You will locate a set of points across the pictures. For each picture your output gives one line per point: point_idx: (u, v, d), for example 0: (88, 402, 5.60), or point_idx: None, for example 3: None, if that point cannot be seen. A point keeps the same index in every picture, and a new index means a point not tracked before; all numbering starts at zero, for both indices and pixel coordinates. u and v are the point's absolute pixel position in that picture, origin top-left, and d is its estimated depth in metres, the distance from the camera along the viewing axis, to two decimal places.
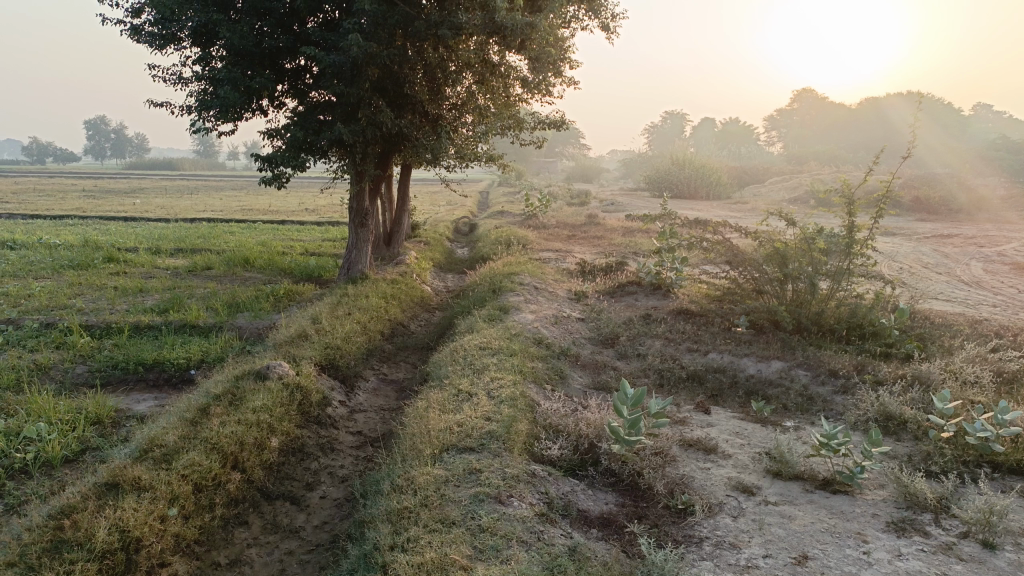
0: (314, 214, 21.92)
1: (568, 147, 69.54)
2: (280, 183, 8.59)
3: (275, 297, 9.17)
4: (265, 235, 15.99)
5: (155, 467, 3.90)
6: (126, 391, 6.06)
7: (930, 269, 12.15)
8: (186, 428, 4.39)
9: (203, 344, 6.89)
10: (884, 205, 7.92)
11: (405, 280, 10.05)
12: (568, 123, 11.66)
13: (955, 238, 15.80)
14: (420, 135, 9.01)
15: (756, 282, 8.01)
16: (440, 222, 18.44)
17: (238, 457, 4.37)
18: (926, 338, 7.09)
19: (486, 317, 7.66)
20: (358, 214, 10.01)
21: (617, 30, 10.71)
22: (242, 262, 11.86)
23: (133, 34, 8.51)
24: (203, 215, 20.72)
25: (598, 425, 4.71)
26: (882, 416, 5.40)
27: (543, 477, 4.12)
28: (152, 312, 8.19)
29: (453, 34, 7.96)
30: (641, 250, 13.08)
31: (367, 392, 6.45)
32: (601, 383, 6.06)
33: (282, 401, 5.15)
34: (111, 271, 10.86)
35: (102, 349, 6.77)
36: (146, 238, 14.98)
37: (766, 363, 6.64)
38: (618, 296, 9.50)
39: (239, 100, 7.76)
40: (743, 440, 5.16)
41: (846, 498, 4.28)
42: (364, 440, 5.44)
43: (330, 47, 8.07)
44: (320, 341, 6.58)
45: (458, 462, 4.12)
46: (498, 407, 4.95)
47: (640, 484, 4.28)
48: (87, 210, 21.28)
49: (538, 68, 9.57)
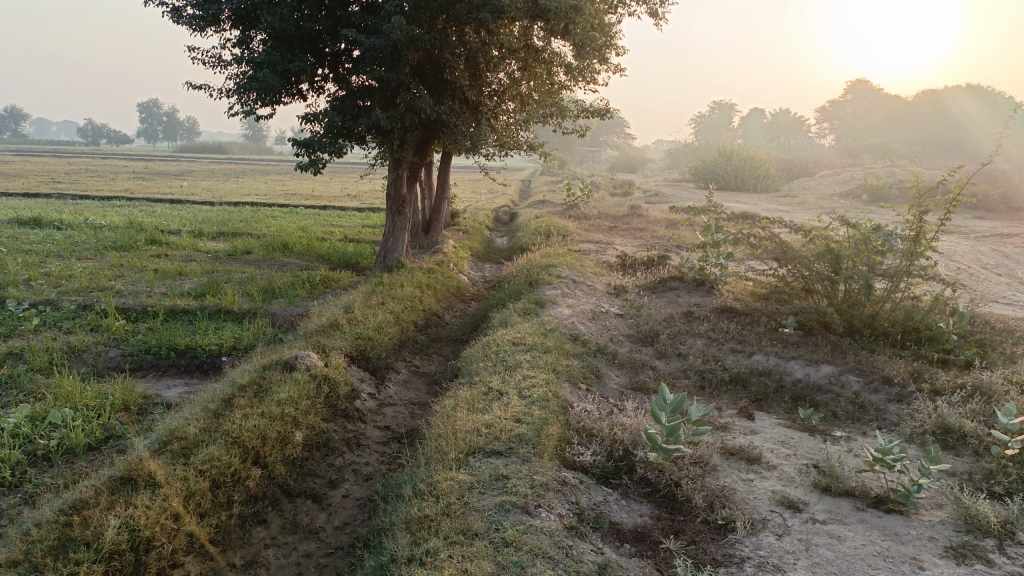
0: (355, 200, 21.91)
1: (612, 136, 68.80)
2: (317, 169, 8.40)
3: (311, 284, 9.08)
4: (305, 220, 15.98)
5: (172, 462, 3.80)
6: (157, 377, 5.99)
7: (990, 269, 11.57)
8: (208, 420, 4.27)
9: (236, 330, 6.81)
10: (952, 205, 7.50)
11: (442, 270, 9.90)
12: (612, 111, 11.33)
13: (1016, 237, 15.10)
14: (460, 122, 8.77)
15: (806, 281, 7.65)
16: (480, 210, 18.27)
17: (259, 451, 4.25)
18: (987, 344, 6.70)
19: (521, 310, 7.44)
20: (395, 201, 9.86)
21: (666, 16, 10.36)
22: (281, 247, 11.82)
23: (175, 16, 8.46)
24: (246, 199, 20.83)
25: (635, 430, 4.47)
26: (939, 429, 5.05)
27: (574, 485, 3.90)
28: (188, 296, 8.14)
29: (495, 17, 7.71)
30: (685, 243, 12.72)
31: (398, 385, 6.29)
32: (639, 384, 5.81)
33: (309, 394, 5.00)
34: (153, 253, 10.88)
35: (136, 333, 6.71)
36: (190, 220, 15.04)
37: (814, 367, 6.32)
38: (659, 292, 9.19)
39: (277, 83, 7.64)
40: (789, 450, 4.88)
41: (900, 519, 3.98)
42: (391, 435, 5.28)
43: (370, 30, 7.90)
44: (351, 331, 6.43)
45: (484, 468, 3.93)
46: (529, 408, 4.73)
47: (677, 495, 4.04)
48: (134, 192, 21.59)
49: (583, 54, 9.30)
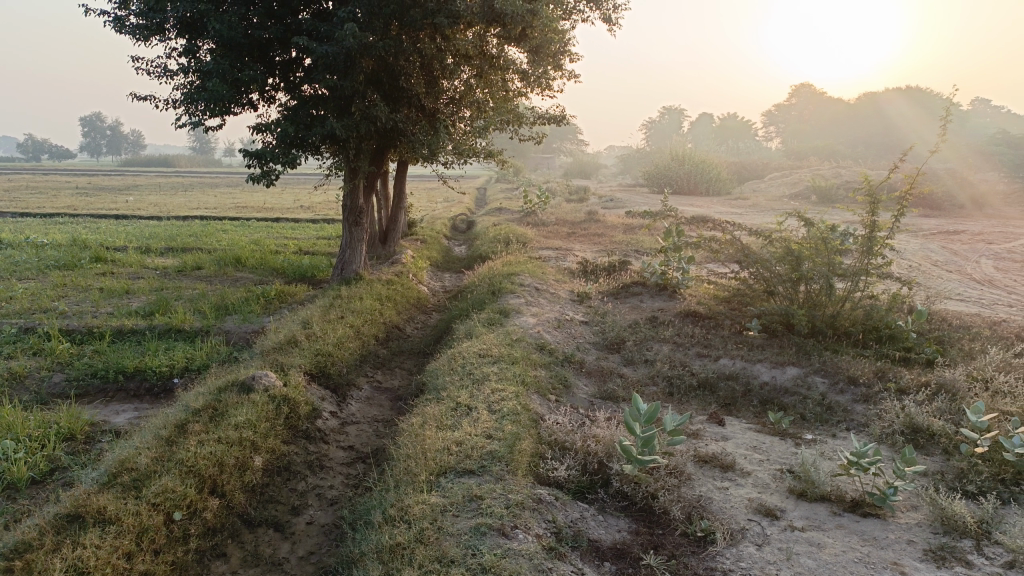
0: (309, 212, 21.53)
1: (566, 143, 69.21)
2: (269, 181, 8.13)
3: (266, 299, 8.81)
4: (258, 233, 15.60)
5: (122, 496, 3.58)
6: (104, 403, 5.69)
7: (940, 267, 11.80)
8: (160, 448, 4.05)
9: (188, 350, 6.54)
10: (904, 202, 7.60)
11: (401, 281, 9.71)
12: (568, 117, 11.29)
13: (961, 234, 15.48)
14: (416, 130, 8.61)
15: (768, 283, 7.65)
16: (437, 220, 18.07)
17: (217, 480, 4.04)
18: (946, 341, 6.78)
19: (485, 321, 7.29)
20: (352, 212, 9.64)
21: (619, 22, 10.38)
22: (234, 261, 11.49)
23: (117, 26, 8.15)
24: (195, 213, 20.29)
25: (608, 442, 4.37)
26: (908, 428, 5.05)
27: (550, 503, 3.77)
28: (136, 316, 7.81)
29: (451, 23, 7.60)
30: (644, 248, 12.74)
31: (360, 402, 6.09)
32: (608, 392, 5.71)
33: (267, 415, 4.79)
34: (98, 272, 10.46)
35: (82, 356, 6.40)
36: (136, 236, 14.55)
37: (780, 369, 6.30)
38: (622, 297, 9.13)
39: (227, 92, 7.40)
40: (762, 455, 4.82)
41: (878, 522, 3.94)
42: (355, 456, 5.09)
43: (322, 37, 7.70)
44: (310, 348, 6.21)
45: (457, 488, 3.78)
46: (499, 424, 4.59)
47: (654, 508, 3.94)
48: (77, 208, 20.85)
49: (538, 60, 9.24)
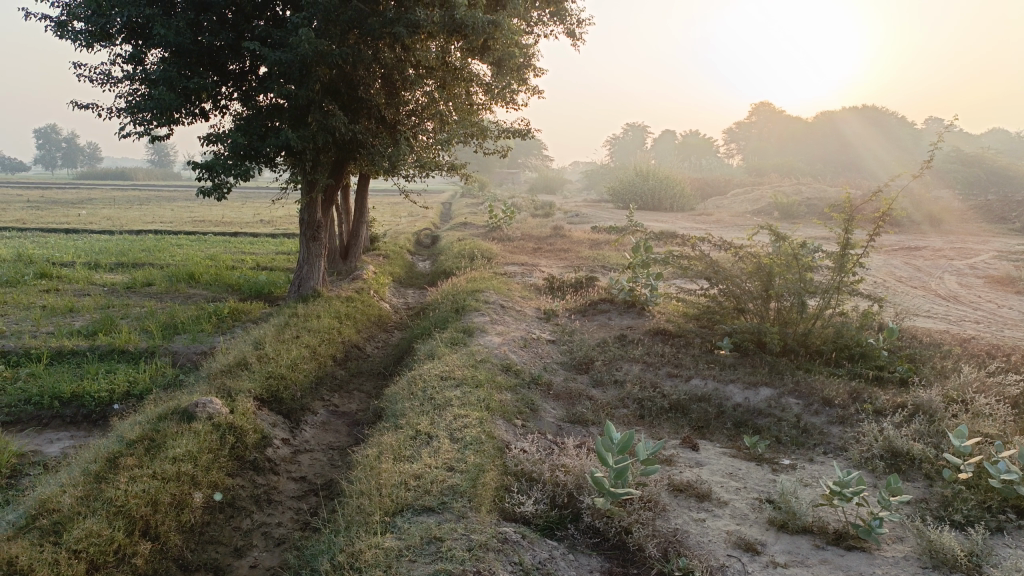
0: (268, 226, 21.02)
1: (531, 158, 69.33)
2: (221, 194, 7.72)
3: (218, 317, 8.41)
4: (215, 248, 15.12)
5: (39, 542, 3.21)
6: (37, 431, 5.26)
7: (905, 283, 11.81)
8: (88, 486, 3.68)
9: (131, 373, 6.12)
10: (880, 222, 7.43)
11: (362, 298, 9.36)
12: (532, 131, 11.07)
13: (923, 250, 15.61)
14: (377, 142, 8.30)
15: (738, 300, 7.44)
16: (400, 234, 17.76)
17: (150, 521, 3.67)
18: (918, 359, 6.66)
19: (448, 341, 6.97)
20: (310, 227, 9.27)
21: (583, 36, 10.23)
22: (187, 277, 11.04)
23: (59, 31, 7.73)
24: (150, 227, 19.70)
25: (578, 472, 4.10)
26: (888, 453, 4.86)
27: (516, 542, 3.48)
28: (78, 336, 7.34)
29: (411, 33, 7.30)
30: (611, 264, 12.56)
31: (315, 428, 5.74)
32: (577, 416, 5.44)
33: (210, 446, 4.42)
34: (42, 289, 9.93)
35: (15, 380, 5.95)
36: (84, 252, 13.93)
37: (753, 391, 6.08)
38: (590, 315, 8.88)
39: (175, 101, 7.03)
40: (739, 483, 4.59)
41: (863, 557, 3.70)
42: (307, 488, 4.75)
43: (276, 44, 7.37)
44: (261, 370, 5.85)
45: (415, 529, 3.47)
46: (461, 454, 4.29)
47: (628, 544, 3.67)
48: (25, 222, 20.12)
49: (503, 72, 9.02)
